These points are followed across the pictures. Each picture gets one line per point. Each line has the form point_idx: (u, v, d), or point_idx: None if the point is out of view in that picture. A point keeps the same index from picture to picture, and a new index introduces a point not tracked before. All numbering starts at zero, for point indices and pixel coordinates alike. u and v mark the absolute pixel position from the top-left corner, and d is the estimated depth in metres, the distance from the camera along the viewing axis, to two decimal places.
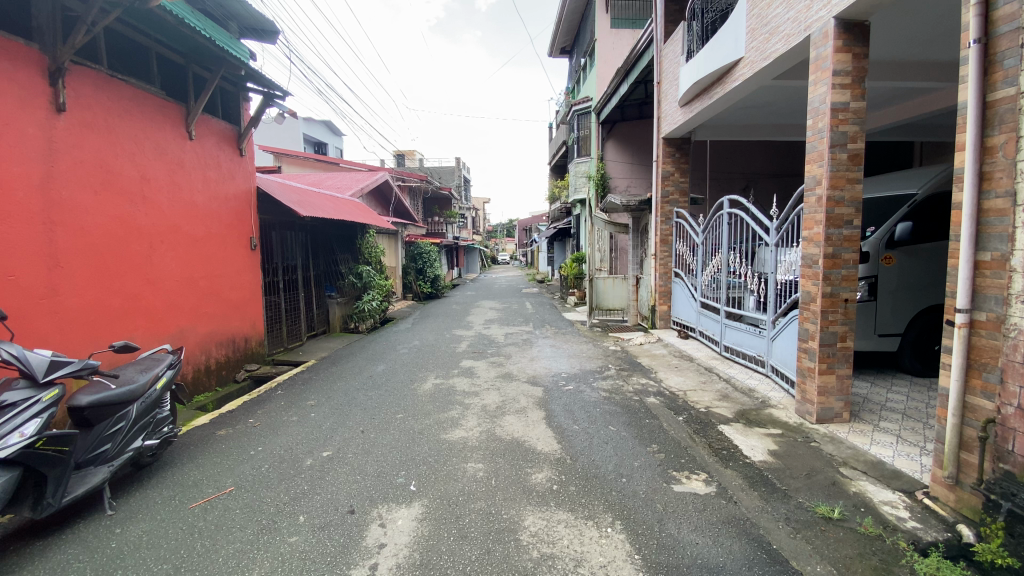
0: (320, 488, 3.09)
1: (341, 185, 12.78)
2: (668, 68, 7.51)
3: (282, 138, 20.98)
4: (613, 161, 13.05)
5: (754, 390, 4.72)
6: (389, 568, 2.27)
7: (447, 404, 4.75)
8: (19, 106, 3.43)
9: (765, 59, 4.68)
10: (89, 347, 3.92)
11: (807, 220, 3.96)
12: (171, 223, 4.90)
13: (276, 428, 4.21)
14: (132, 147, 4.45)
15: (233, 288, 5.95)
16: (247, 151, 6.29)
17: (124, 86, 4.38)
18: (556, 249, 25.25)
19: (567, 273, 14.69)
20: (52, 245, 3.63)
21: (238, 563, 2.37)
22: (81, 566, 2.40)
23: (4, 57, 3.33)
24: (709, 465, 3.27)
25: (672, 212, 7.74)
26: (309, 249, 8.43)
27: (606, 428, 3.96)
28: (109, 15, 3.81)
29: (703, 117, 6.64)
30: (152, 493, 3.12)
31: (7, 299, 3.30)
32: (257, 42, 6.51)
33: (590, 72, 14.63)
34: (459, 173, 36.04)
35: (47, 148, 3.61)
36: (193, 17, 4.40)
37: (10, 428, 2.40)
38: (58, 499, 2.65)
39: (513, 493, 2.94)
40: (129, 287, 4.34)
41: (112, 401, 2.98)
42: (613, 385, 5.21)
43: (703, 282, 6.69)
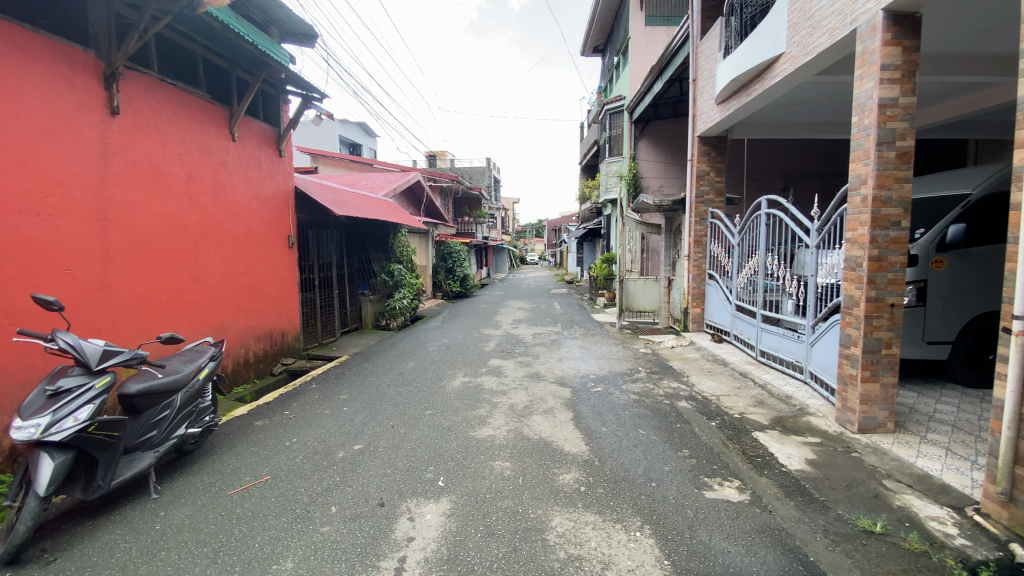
0: (352, 481, 3.16)
1: (374, 185, 13.07)
2: (704, 65, 7.35)
3: (317, 139, 21.56)
4: (646, 160, 12.87)
5: (791, 396, 4.56)
6: (418, 562, 2.30)
7: (475, 402, 4.77)
8: (76, 109, 3.61)
9: (808, 54, 4.52)
10: (138, 339, 4.13)
11: (850, 221, 3.81)
12: (214, 220, 5.10)
13: (310, 421, 4.33)
14: (179, 147, 4.65)
15: (272, 284, 6.17)
16: (287, 152, 6.49)
17: (172, 89, 4.57)
18: (585, 250, 25.19)
19: (596, 273, 14.56)
20: (105, 240, 3.83)
21: (273, 550, 2.45)
22: (128, 546, 2.53)
23: (64, 62, 3.52)
24: (742, 472, 3.18)
25: (707, 212, 7.54)
26: (343, 248, 8.63)
27: (635, 432, 3.90)
28: (159, 23, 3.98)
29: (742, 115, 6.45)
30: (194, 479, 3.25)
31: (63, 290, 3.49)
32: (297, 46, 6.71)
33: (623, 71, 14.46)
34: (489, 173, 36.50)
35: (100, 149, 3.80)
36: (238, 23, 4.58)
37: (64, 413, 2.55)
38: (108, 482, 2.81)
39: (540, 493, 2.93)
40: (174, 282, 4.54)
41: (158, 390, 3.12)
42: (644, 388, 5.13)
43: (739, 284, 6.50)
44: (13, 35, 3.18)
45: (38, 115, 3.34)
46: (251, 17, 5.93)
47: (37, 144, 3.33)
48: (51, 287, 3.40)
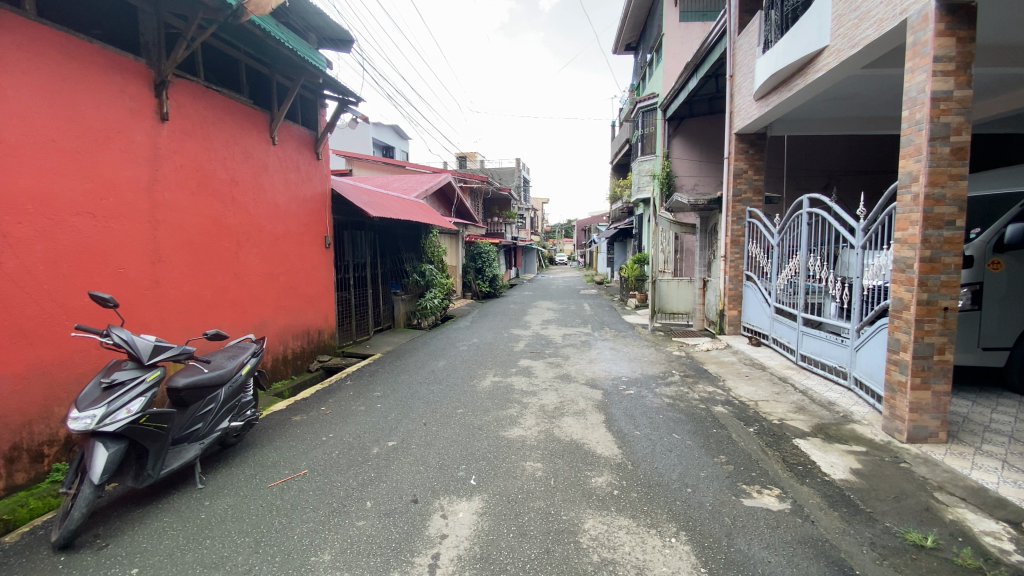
0: (386, 477, 3.22)
1: (409, 185, 13.51)
2: (742, 61, 7.15)
3: (352, 142, 22.05)
4: (680, 158, 12.64)
5: (833, 403, 4.39)
6: (451, 559, 2.32)
7: (505, 402, 4.78)
8: (129, 115, 3.80)
9: (854, 47, 4.34)
10: (185, 335, 4.32)
11: (900, 220, 3.63)
12: (255, 221, 5.28)
13: (346, 417, 4.44)
14: (223, 151, 4.83)
15: (309, 283, 6.34)
16: (324, 155, 6.66)
17: (217, 95, 4.76)
18: (616, 251, 24.87)
19: (628, 274, 14.36)
20: (155, 240, 4.02)
21: (311, 542, 2.51)
22: (175, 533, 2.64)
23: (118, 72, 3.70)
24: (782, 480, 3.08)
25: (745, 211, 7.34)
26: (377, 248, 8.81)
27: (669, 436, 3.82)
28: (206, 32, 4.16)
29: (782, 111, 6.24)
30: (236, 471, 3.37)
31: (118, 288, 3.68)
32: (334, 52, 6.89)
33: (657, 68, 14.22)
34: (518, 173, 36.66)
35: (150, 153, 3.99)
36: (278, 30, 4.73)
37: (118, 405, 2.69)
38: (157, 471, 2.95)
39: (572, 495, 2.91)
40: (218, 281, 4.72)
41: (204, 384, 3.26)
42: (678, 392, 5.03)
43: (778, 286, 6.30)
44: (73, 46, 3.37)
45: (95, 122, 3.53)
46: (291, 25, 6.12)
47: (94, 149, 3.52)
48: (107, 285, 3.59)
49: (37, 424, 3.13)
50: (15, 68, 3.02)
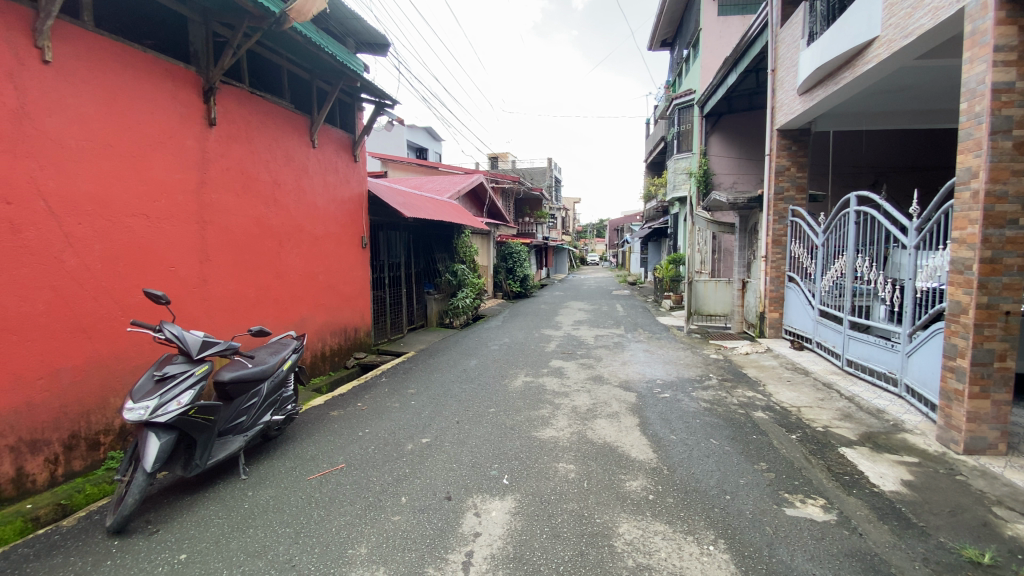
0: (420, 473, 3.27)
1: (443, 185, 13.80)
2: (785, 54, 6.90)
3: (387, 143, 22.45)
4: (717, 156, 12.34)
5: (883, 411, 4.18)
6: (485, 558, 2.33)
7: (537, 402, 4.77)
8: (179, 121, 3.98)
9: (906, 37, 4.13)
10: (230, 331, 4.51)
11: (957, 219, 3.42)
12: (296, 222, 5.45)
13: (381, 413, 4.53)
14: (267, 155, 5.01)
15: (347, 282, 6.50)
16: (362, 157, 6.81)
17: (261, 101, 4.94)
18: (650, 251, 24.43)
19: (662, 274, 14.10)
20: (203, 240, 4.20)
21: (348, 535, 2.57)
22: (221, 522, 2.76)
23: (169, 79, 3.89)
24: (828, 490, 2.95)
25: (787, 210, 7.09)
26: (411, 248, 8.95)
27: (707, 441, 3.73)
28: (250, 39, 4.32)
29: (827, 105, 5.99)
30: (277, 463, 3.49)
31: (169, 286, 3.87)
32: (371, 56, 7.04)
33: (694, 65, 13.91)
34: (550, 174, 36.55)
35: (198, 156, 4.16)
36: (319, 36, 4.86)
37: (170, 397, 2.83)
38: (204, 461, 3.08)
39: (606, 498, 2.87)
40: (261, 279, 4.90)
41: (249, 378, 3.39)
42: (715, 396, 4.89)
43: (823, 288, 6.05)
44: (129, 55, 3.55)
45: (148, 127, 3.71)
46: (330, 31, 6.29)
47: (147, 154, 3.70)
48: (159, 283, 3.78)
49: (94, 414, 3.32)
50: (77, 78, 3.21)
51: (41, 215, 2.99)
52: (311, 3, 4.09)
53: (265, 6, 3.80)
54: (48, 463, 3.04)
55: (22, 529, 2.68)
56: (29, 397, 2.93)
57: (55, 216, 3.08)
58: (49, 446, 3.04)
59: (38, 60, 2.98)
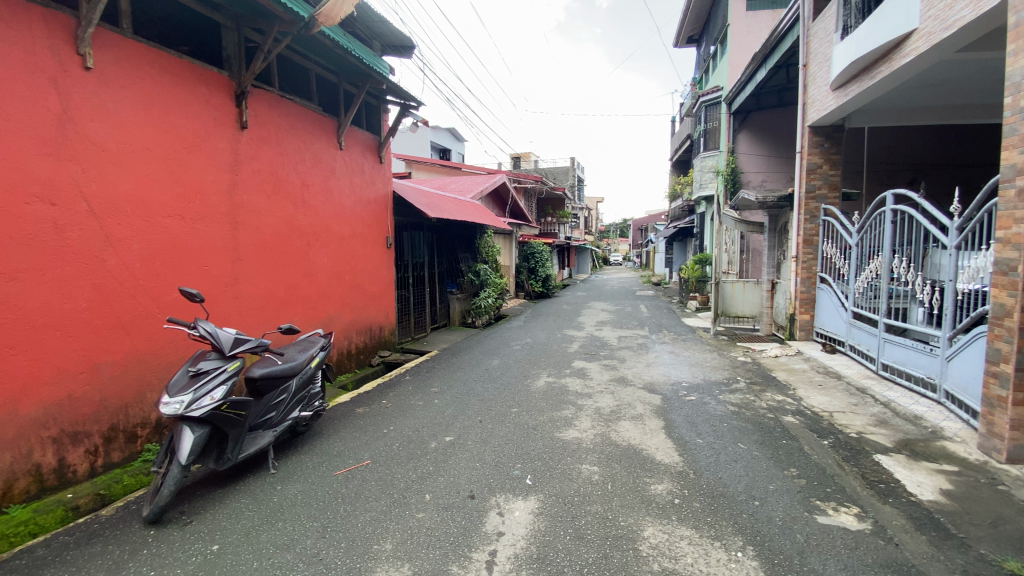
0: (444, 471, 3.29)
1: (466, 185, 13.94)
2: (817, 49, 6.70)
3: (411, 145, 22.71)
4: (746, 154, 12.10)
5: (920, 417, 4.02)
6: (508, 557, 2.33)
7: (560, 403, 4.76)
8: (213, 125, 4.10)
9: (946, 29, 3.97)
10: (261, 329, 4.63)
11: (1001, 218, 3.27)
12: (323, 222, 5.56)
13: (405, 411, 4.58)
14: (296, 156, 5.13)
15: (372, 282, 6.60)
16: (387, 159, 6.90)
17: (291, 104, 5.06)
18: (675, 251, 24.08)
19: (688, 275, 13.87)
20: (235, 240, 4.33)
21: (373, 530, 2.61)
22: (251, 514, 2.83)
23: (203, 84, 4.02)
24: (862, 499, 2.85)
25: (819, 209, 6.90)
26: (434, 248, 9.03)
27: (734, 446, 3.65)
28: (279, 44, 4.42)
29: (862, 101, 5.80)
30: (305, 458, 3.56)
31: (203, 284, 4.00)
32: (397, 58, 7.13)
33: (721, 61, 13.65)
34: (572, 173, 36.38)
35: (230, 159, 4.28)
36: (346, 40, 4.94)
37: (204, 392, 2.91)
38: (235, 455, 3.17)
39: (631, 501, 2.84)
40: (290, 279, 5.02)
41: (278, 375, 3.47)
42: (743, 400, 4.79)
43: (856, 289, 5.86)
44: (165, 61, 3.68)
45: (183, 130, 3.83)
46: (357, 34, 6.39)
47: (182, 156, 3.82)
48: (194, 282, 3.90)
49: (131, 408, 3.45)
50: (117, 84, 3.33)
51: (83, 216, 3.12)
52: (339, 8, 4.15)
53: (291, 9, 3.87)
54: (89, 454, 3.17)
55: (63, 517, 2.80)
56: (71, 391, 3.06)
57: (96, 217, 3.20)
58: (89, 438, 3.17)
59: (79, 67, 3.10)
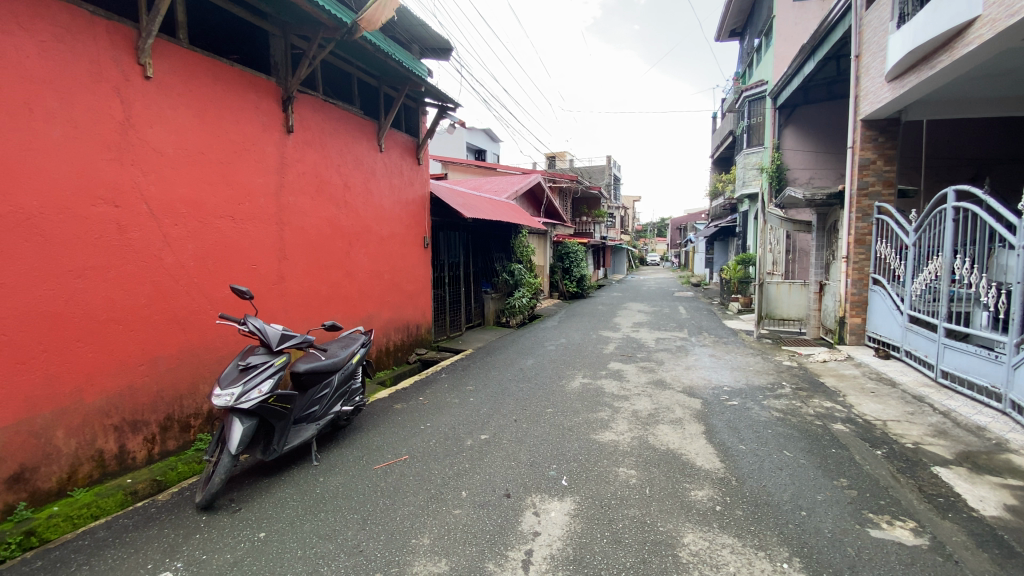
0: (480, 468, 3.32)
1: (500, 185, 14.02)
2: (871, 38, 6.38)
3: (447, 146, 23.02)
4: (791, 150, 11.67)
5: (983, 428, 3.77)
6: (544, 558, 2.33)
7: (596, 404, 4.72)
8: (261, 130, 4.28)
9: (1014, 15, 3.71)
10: (305, 325, 4.79)
11: None
12: (364, 223, 5.71)
13: (441, 408, 4.65)
14: (338, 159, 5.29)
15: (410, 281, 6.73)
16: (425, 160, 7.01)
17: (334, 108, 5.22)
18: (715, 251, 23.42)
19: (729, 275, 13.46)
20: (281, 240, 4.50)
21: (411, 524, 2.66)
22: (295, 504, 2.94)
23: (253, 91, 4.20)
24: (919, 512, 2.70)
25: (873, 207, 6.57)
26: (470, 248, 9.12)
27: (780, 453, 3.52)
28: (324, 50, 4.55)
29: (921, 92, 5.48)
30: (346, 452, 3.67)
31: (252, 283, 4.18)
32: (435, 61, 7.24)
33: (766, 54, 13.19)
34: (608, 172, 36.01)
35: (277, 162, 4.45)
36: (386, 44, 5.05)
37: (252, 385, 3.05)
38: (281, 447, 3.29)
39: (670, 507, 2.78)
40: (333, 277, 5.18)
41: (322, 370, 3.59)
42: (788, 406, 4.61)
43: (913, 291, 5.54)
44: (217, 69, 3.86)
45: (234, 135, 4.01)
46: (397, 38, 6.53)
47: (233, 160, 4.00)
48: (243, 280, 4.08)
49: (186, 399, 3.65)
50: (174, 92, 3.52)
51: (143, 217, 3.31)
52: (381, 13, 4.19)
53: (335, 15, 3.97)
54: (147, 442, 3.37)
55: (123, 501, 2.98)
56: (132, 381, 3.26)
57: (155, 218, 3.40)
58: (147, 427, 3.37)
59: (140, 76, 3.29)
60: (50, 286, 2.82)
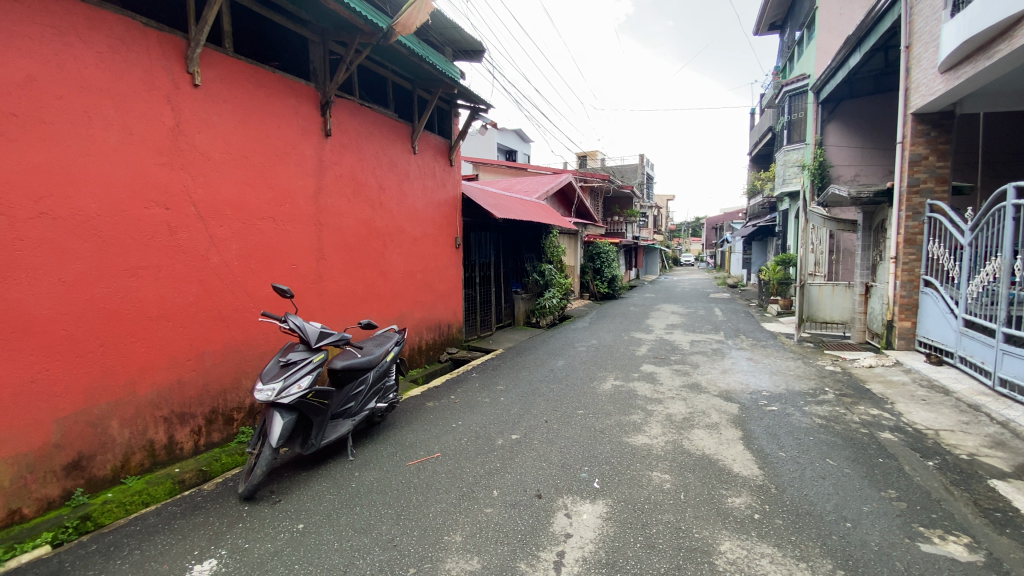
0: (511, 468, 3.33)
1: (531, 185, 14.04)
2: (922, 28, 6.06)
3: (479, 147, 23.16)
4: (835, 146, 11.20)
5: None
6: (576, 560, 2.32)
7: (628, 407, 4.65)
8: (301, 134, 4.42)
9: None
10: (341, 323, 4.92)
11: None
12: (398, 223, 5.81)
13: (472, 407, 4.69)
14: (373, 161, 5.40)
15: (441, 281, 6.80)
16: (457, 161, 7.09)
17: (370, 111, 5.33)
18: (753, 252, 22.70)
19: (768, 277, 13.03)
20: (319, 241, 4.64)
21: (444, 521, 2.69)
22: (332, 497, 3.02)
23: (293, 96, 4.33)
24: (974, 527, 2.55)
25: (924, 204, 6.25)
26: (500, 248, 9.16)
27: (822, 462, 3.39)
28: (360, 55, 4.66)
29: (977, 84, 5.18)
30: (380, 448, 3.75)
31: (292, 281, 4.32)
32: (468, 63, 7.31)
33: (808, 47, 12.72)
34: (641, 171, 35.48)
35: (316, 165, 4.59)
36: (420, 47, 5.13)
37: (292, 381, 3.15)
38: (319, 441, 3.39)
39: (705, 513, 2.72)
40: (368, 277, 5.29)
41: (358, 367, 3.68)
42: (831, 412, 4.44)
43: (967, 293, 5.24)
44: (260, 76, 4.01)
45: (275, 139, 4.15)
46: (431, 41, 6.62)
47: (274, 163, 4.15)
48: (283, 279, 4.22)
49: (229, 393, 3.80)
50: (220, 99, 3.67)
51: (191, 219, 3.47)
52: (416, 16, 4.25)
53: (371, 21, 4.06)
54: (193, 433, 3.53)
55: (171, 489, 3.13)
56: (180, 375, 3.43)
57: (202, 219, 3.55)
58: (194, 419, 3.53)
59: (189, 84, 3.45)
60: (106, 284, 2.99)
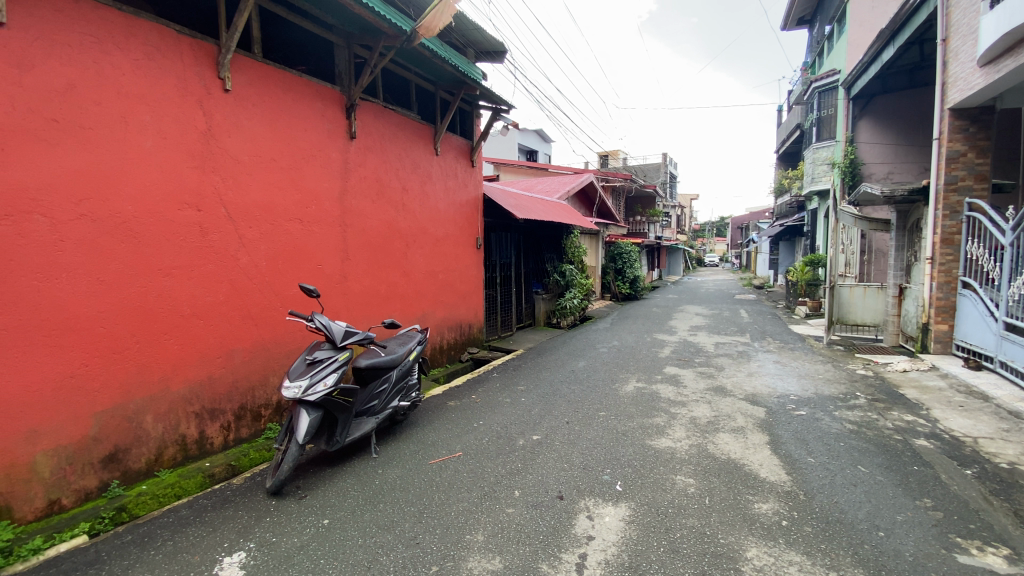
0: (533, 468, 3.33)
1: (552, 185, 14.02)
2: (960, 20, 5.84)
3: (500, 147, 23.22)
4: (867, 143, 10.87)
5: None
6: (598, 563, 2.30)
7: (651, 409, 4.60)
8: (327, 136, 4.50)
9: None
10: (365, 323, 4.99)
11: None
12: (420, 224, 5.86)
13: (494, 407, 4.70)
14: (397, 163, 5.47)
15: (463, 281, 6.85)
16: (478, 162, 7.12)
17: (393, 113, 5.40)
18: (781, 252, 22.17)
19: (796, 278, 12.71)
20: (344, 241, 4.72)
21: (465, 520, 2.71)
22: (356, 494, 3.07)
23: (319, 99, 4.42)
24: (1015, 539, 2.45)
25: (962, 203, 6.01)
26: (521, 248, 9.16)
27: (853, 468, 3.30)
28: (384, 58, 4.72)
29: (1019, 77, 4.97)
30: (403, 446, 3.79)
31: (318, 281, 4.40)
32: (490, 64, 7.34)
33: (838, 42, 12.37)
34: (664, 171, 35.03)
35: (341, 167, 4.67)
36: (443, 49, 5.17)
37: (319, 379, 3.21)
38: (343, 438, 3.45)
39: (731, 519, 2.67)
40: (391, 277, 5.36)
41: (382, 366, 3.74)
42: (863, 418, 4.31)
43: (1008, 295, 5.03)
44: (288, 81, 4.10)
45: (302, 142, 4.24)
46: (453, 43, 6.68)
47: (301, 166, 4.24)
48: (309, 279, 4.31)
49: (258, 390, 3.90)
50: (250, 103, 3.77)
51: (222, 220, 3.57)
52: (439, 18, 4.29)
53: (395, 24, 4.12)
54: (223, 429, 3.64)
55: (203, 483, 3.23)
56: (211, 372, 3.54)
57: (233, 221, 3.65)
58: (224, 415, 3.63)
59: (220, 89, 3.56)
60: (142, 283, 3.10)
